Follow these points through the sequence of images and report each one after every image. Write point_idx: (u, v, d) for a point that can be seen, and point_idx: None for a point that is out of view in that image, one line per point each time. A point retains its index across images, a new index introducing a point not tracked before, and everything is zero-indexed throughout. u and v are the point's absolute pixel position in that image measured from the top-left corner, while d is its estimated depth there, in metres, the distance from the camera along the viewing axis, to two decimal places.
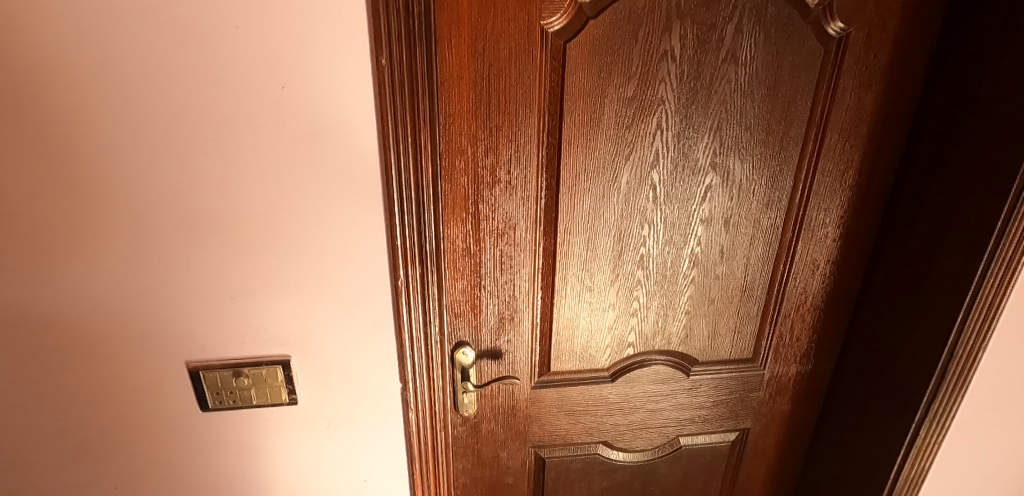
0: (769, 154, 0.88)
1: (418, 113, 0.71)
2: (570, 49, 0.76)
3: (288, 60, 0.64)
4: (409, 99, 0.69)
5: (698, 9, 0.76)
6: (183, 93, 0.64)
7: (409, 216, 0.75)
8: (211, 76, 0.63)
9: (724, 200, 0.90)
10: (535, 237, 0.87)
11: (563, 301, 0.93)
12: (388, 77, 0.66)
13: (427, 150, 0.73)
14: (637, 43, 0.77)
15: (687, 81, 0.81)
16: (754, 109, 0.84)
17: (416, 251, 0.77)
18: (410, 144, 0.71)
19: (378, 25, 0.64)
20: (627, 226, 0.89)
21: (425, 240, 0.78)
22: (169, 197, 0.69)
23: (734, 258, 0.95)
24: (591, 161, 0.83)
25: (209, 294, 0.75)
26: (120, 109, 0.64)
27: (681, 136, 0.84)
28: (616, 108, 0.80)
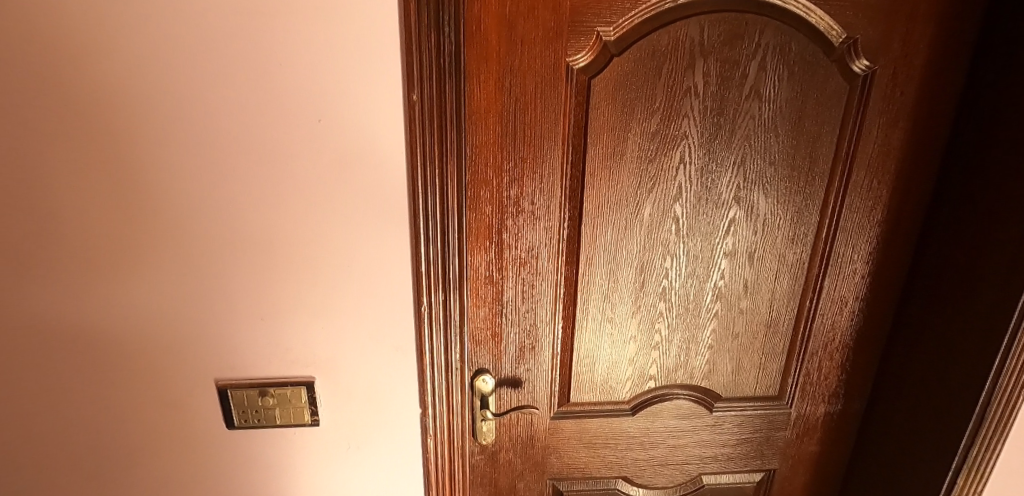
0: (794, 189, 0.88)
1: (446, 145, 0.73)
2: (594, 85, 0.78)
3: (325, 93, 0.67)
4: (438, 131, 0.72)
5: (721, 47, 0.78)
6: (227, 122, 0.68)
7: (433, 244, 0.77)
8: (253, 107, 0.67)
9: (748, 234, 0.89)
10: (557, 266, 0.88)
11: (584, 331, 0.93)
12: (418, 112, 0.69)
13: (454, 180, 0.75)
14: (661, 80, 0.79)
15: (711, 117, 0.82)
16: (779, 145, 0.85)
17: (439, 278, 0.79)
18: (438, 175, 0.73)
19: (410, 62, 0.67)
20: (649, 259, 0.89)
21: (448, 268, 0.79)
22: (209, 220, 0.72)
23: (758, 293, 0.94)
24: (614, 193, 0.84)
25: (240, 315, 0.77)
26: (169, 136, 0.68)
27: (704, 170, 0.85)
28: (639, 142, 0.82)
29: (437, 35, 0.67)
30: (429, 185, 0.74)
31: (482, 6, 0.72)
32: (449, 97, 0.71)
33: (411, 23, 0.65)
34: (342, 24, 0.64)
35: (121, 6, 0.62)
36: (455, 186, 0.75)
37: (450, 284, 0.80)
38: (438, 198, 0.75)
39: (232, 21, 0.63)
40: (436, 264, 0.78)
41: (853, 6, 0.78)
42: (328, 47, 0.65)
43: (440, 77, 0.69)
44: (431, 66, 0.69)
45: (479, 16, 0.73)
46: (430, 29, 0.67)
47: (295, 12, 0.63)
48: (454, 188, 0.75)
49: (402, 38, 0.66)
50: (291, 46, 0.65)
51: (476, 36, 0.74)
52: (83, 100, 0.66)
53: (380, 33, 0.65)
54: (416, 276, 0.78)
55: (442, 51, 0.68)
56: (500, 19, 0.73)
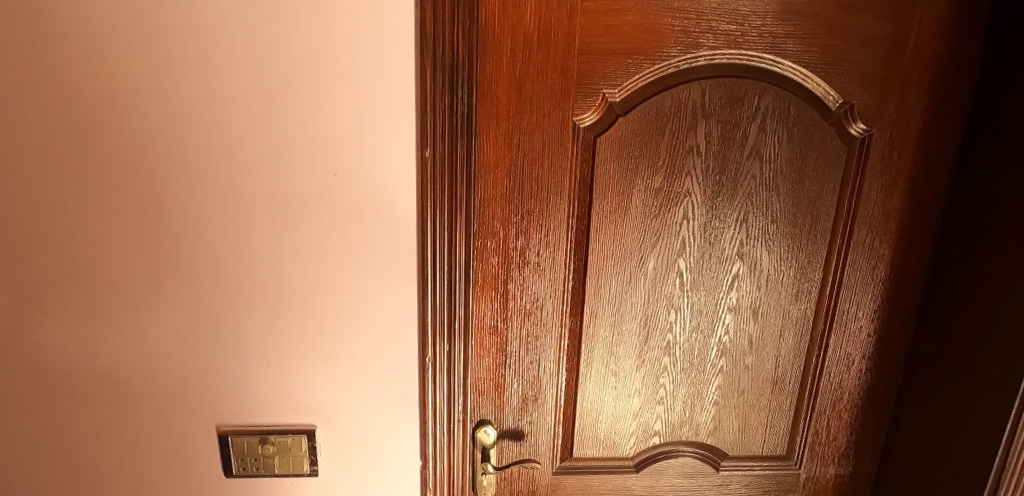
0: (798, 246, 0.89)
1: (455, 198, 0.75)
2: (600, 142, 0.81)
3: (342, 145, 0.70)
4: (448, 186, 0.74)
5: (723, 109, 0.81)
6: (246, 170, 0.70)
7: (440, 293, 0.78)
8: (272, 158, 0.70)
9: (752, 290, 0.90)
10: (561, 318, 0.88)
11: (588, 384, 0.93)
12: (430, 167, 0.72)
13: (462, 231, 0.77)
14: (664, 139, 0.82)
15: (713, 175, 0.84)
16: (781, 203, 0.86)
17: (445, 327, 0.80)
18: (446, 226, 0.76)
19: (425, 120, 0.71)
20: (653, 312, 0.89)
21: (454, 318, 0.80)
22: (222, 265, 0.74)
23: (764, 350, 0.93)
24: (618, 246, 0.86)
25: (246, 360, 0.78)
26: (189, 183, 0.71)
27: (707, 226, 0.86)
28: (643, 197, 0.84)
29: (450, 95, 0.71)
30: (437, 236, 0.75)
31: (494, 68, 0.76)
32: (459, 152, 0.73)
33: (426, 83, 0.69)
34: (360, 82, 0.68)
35: (155, 62, 0.66)
36: (462, 236, 0.77)
37: (454, 334, 0.81)
38: (446, 249, 0.77)
39: (258, 77, 0.67)
40: (441, 313, 0.79)
41: (849, 73, 0.81)
42: (346, 103, 0.68)
43: (451, 134, 0.72)
44: (443, 123, 0.72)
45: (491, 77, 0.76)
46: (443, 89, 0.70)
47: (318, 71, 0.67)
48: (461, 239, 0.77)
49: (417, 97, 0.69)
50: (312, 101, 0.68)
51: (487, 95, 0.77)
52: (111, 148, 0.69)
53: (396, 91, 0.68)
54: (422, 325, 0.78)
55: (454, 110, 0.72)
56: (510, 80, 0.77)
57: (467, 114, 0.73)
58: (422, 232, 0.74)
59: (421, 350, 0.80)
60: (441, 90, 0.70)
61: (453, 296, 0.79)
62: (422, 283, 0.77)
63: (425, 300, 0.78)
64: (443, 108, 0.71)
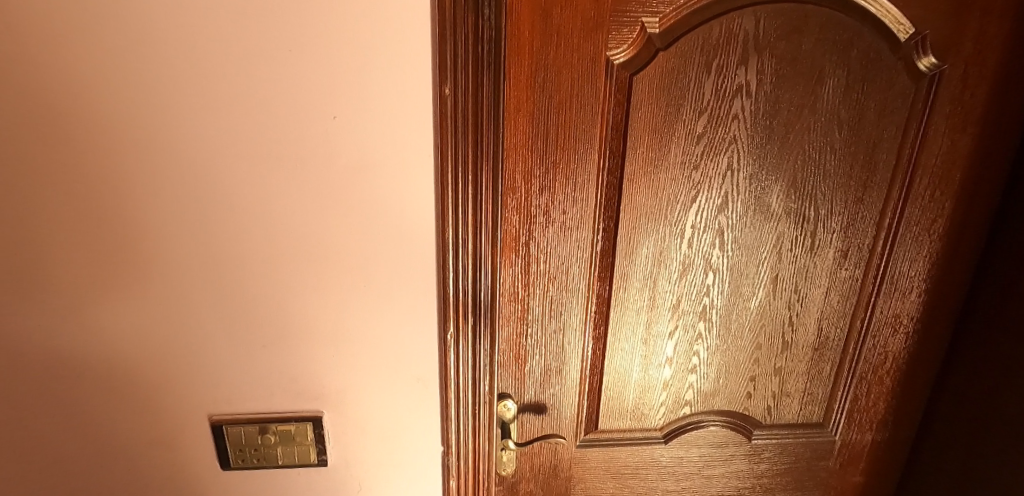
0: (852, 201, 0.80)
1: (480, 147, 0.63)
2: (636, 82, 0.71)
3: (338, 88, 0.59)
4: (472, 133, 0.63)
5: (778, 43, 0.70)
6: (226, 120, 0.59)
7: (464, 264, 0.68)
8: (256, 104, 0.59)
9: (800, 250, 0.81)
10: (589, 282, 0.80)
11: (616, 354, 0.85)
12: (450, 109, 0.60)
13: (489, 191, 0.66)
14: (709, 78, 0.71)
15: (762, 120, 0.74)
16: (836, 152, 0.77)
17: (469, 300, 0.70)
18: (467, 183, 0.65)
19: (444, 50, 0.58)
20: (688, 274, 0.81)
21: (479, 290, 0.70)
22: (204, 233, 0.64)
23: (806, 314, 0.85)
24: (653, 201, 0.77)
25: (239, 340, 0.69)
26: (157, 136, 0.59)
27: (754, 179, 0.77)
28: (683, 146, 0.74)
29: (471, 23, 0.59)
30: (457, 193, 0.65)
31: None
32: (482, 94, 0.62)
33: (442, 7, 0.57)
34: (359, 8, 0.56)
35: None
36: (486, 197, 0.66)
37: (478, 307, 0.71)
38: (462, 209, 0.66)
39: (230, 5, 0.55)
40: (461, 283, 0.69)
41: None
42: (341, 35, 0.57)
43: (473, 71, 0.60)
44: (468, 54, 0.60)
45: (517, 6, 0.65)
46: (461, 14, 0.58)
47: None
48: (481, 197, 0.66)
49: (434, 25, 0.57)
50: (300, 34, 0.56)
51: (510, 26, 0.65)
52: (56, 95, 0.57)
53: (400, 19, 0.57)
54: (439, 296, 0.69)
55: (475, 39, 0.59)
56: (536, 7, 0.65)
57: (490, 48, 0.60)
58: (438, 190, 0.64)
59: (442, 326, 0.71)
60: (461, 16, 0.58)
61: (477, 263, 0.69)
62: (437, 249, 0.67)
63: (443, 270, 0.68)
64: (466, 37, 0.59)
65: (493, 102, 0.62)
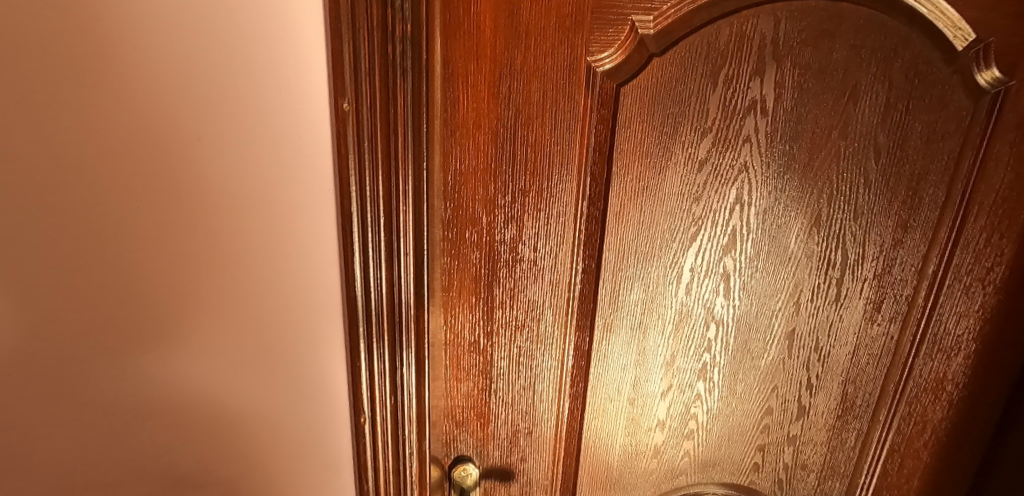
0: (891, 245, 0.65)
1: (393, 181, 0.53)
2: (623, 94, 0.58)
3: (236, 95, 0.47)
4: (383, 159, 0.52)
5: (801, 51, 0.57)
6: (145, 137, 0.47)
7: (377, 315, 0.57)
8: (135, 115, 0.47)
9: (824, 301, 0.67)
10: (565, 332, 0.67)
11: (598, 415, 0.72)
12: (352, 128, 0.49)
13: (408, 227, 0.55)
14: (715, 91, 0.58)
15: (779, 143, 0.60)
16: (873, 185, 0.62)
17: (385, 355, 0.60)
18: (377, 217, 0.53)
19: (339, 50, 0.47)
20: (685, 325, 0.67)
21: (398, 344, 0.60)
22: (66, 278, 0.50)
23: (829, 377, 0.71)
24: (643, 239, 0.63)
25: (133, 401, 0.56)
26: (108, 165, 0.48)
27: (770, 214, 0.63)
28: (681, 173, 0.61)
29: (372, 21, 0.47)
30: (364, 227, 0.53)
31: None
32: (393, 109, 0.50)
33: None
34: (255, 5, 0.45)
35: None
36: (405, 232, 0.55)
37: (396, 358, 0.61)
38: (374, 247, 0.54)
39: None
40: (376, 332, 0.58)
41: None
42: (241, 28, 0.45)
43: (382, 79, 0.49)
44: (376, 60, 0.48)
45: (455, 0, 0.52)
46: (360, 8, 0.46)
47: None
48: (398, 233, 0.55)
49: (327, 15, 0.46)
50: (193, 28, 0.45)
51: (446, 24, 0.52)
52: None
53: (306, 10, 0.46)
54: (350, 347, 0.58)
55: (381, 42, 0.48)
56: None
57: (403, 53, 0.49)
58: (343, 221, 0.53)
59: (353, 379, 0.60)
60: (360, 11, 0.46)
61: (396, 308, 0.58)
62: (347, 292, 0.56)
63: (353, 317, 0.57)
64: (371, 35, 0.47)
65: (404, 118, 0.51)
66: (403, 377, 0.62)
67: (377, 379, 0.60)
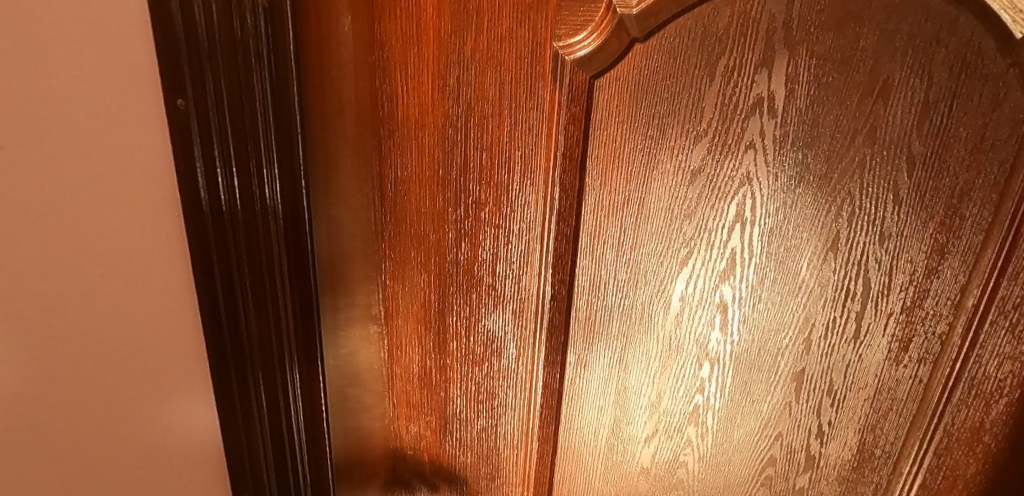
0: (923, 274, 0.52)
1: (255, 216, 0.50)
2: (596, 88, 0.48)
3: (123, 100, 0.43)
4: (241, 194, 0.49)
5: (821, 37, 0.45)
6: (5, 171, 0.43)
7: (250, 355, 0.55)
8: (46, 123, 0.43)
9: (838, 338, 0.56)
10: (533, 364, 0.60)
11: (572, 452, 0.65)
12: (197, 157, 0.46)
13: (278, 266, 0.53)
14: (711, 85, 0.47)
15: (790, 151, 0.49)
16: (903, 202, 0.49)
17: (262, 394, 0.58)
18: (239, 240, 0.51)
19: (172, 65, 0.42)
20: (672, 364, 0.58)
21: (278, 384, 0.58)
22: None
23: (843, 426, 0.60)
24: (622, 262, 0.54)
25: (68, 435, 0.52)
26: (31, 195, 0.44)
27: (777, 235, 0.52)
28: (669, 187, 0.51)
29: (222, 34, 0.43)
30: (222, 257, 0.50)
31: None
32: (253, 129, 0.47)
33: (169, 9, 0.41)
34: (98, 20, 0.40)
35: None
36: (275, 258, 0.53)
37: (281, 385, 0.58)
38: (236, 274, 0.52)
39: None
40: (250, 361, 0.56)
41: None
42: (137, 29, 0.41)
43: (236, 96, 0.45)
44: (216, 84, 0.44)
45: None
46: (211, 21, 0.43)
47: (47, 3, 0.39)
48: (268, 258, 0.53)
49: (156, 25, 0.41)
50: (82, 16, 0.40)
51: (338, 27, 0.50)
52: None
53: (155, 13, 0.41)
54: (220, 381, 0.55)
55: (235, 56, 0.44)
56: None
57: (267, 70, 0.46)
58: (198, 252, 0.50)
59: (228, 422, 0.57)
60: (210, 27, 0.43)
61: (276, 346, 0.57)
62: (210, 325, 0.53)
63: (225, 349, 0.54)
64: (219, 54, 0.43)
65: (265, 139, 0.48)
66: (292, 402, 0.60)
67: (258, 408, 0.58)
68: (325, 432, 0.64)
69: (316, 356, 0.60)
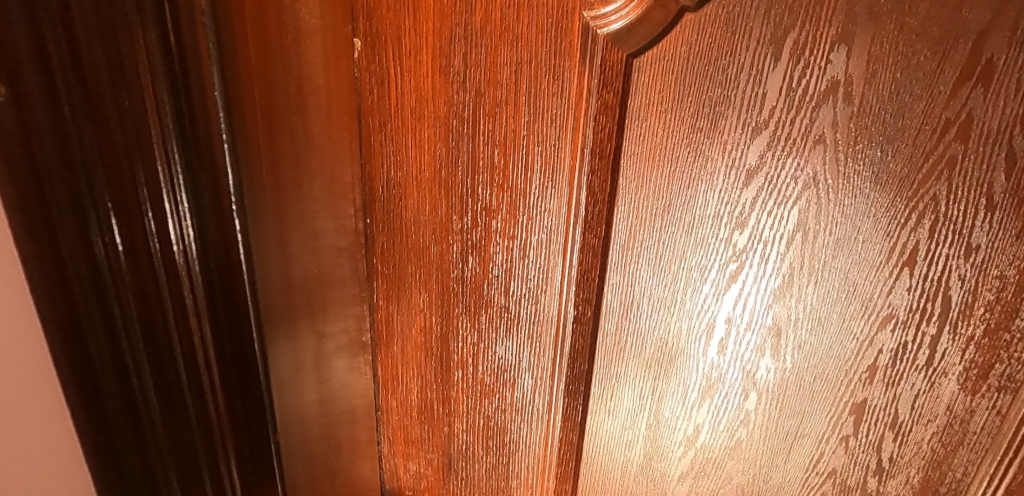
0: (1018, 292, 0.39)
1: (175, 308, 0.52)
2: (635, 70, 0.40)
3: None
4: (157, 296, 0.51)
5: (914, 6, 0.34)
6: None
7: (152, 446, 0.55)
8: None
9: (907, 367, 0.44)
10: (554, 385, 0.55)
11: (597, 476, 0.59)
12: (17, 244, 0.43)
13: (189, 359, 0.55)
14: (778, 69, 0.38)
15: (865, 148, 0.39)
16: (999, 208, 0.37)
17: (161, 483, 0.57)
18: (128, 312, 0.49)
19: None
20: (713, 393, 0.51)
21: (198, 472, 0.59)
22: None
23: (908, 465, 0.49)
24: (656, 280, 0.47)
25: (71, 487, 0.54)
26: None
27: (841, 246, 0.42)
28: (719, 195, 0.43)
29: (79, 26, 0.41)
30: (103, 338, 0.49)
31: None
32: (150, 177, 0.47)
33: None
34: None
35: None
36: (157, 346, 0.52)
37: (201, 445, 0.58)
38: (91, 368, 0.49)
39: None
40: (150, 428, 0.54)
41: None
42: None
43: (112, 158, 0.45)
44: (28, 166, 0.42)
45: (310, 23, 0.51)
46: (87, 75, 0.42)
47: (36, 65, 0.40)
48: (174, 333, 0.53)
49: None
50: None
51: (292, 15, 0.51)
52: None
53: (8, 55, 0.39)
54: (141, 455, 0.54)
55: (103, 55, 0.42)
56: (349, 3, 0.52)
57: (158, 107, 0.46)
58: (56, 327, 0.46)
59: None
60: (76, 83, 0.42)
61: (188, 446, 0.57)
62: (87, 406, 0.50)
63: (110, 423, 0.52)
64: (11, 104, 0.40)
65: (160, 185, 0.48)
66: (214, 461, 0.60)
67: (170, 478, 0.57)
68: (273, 463, 0.66)
69: (252, 409, 0.62)
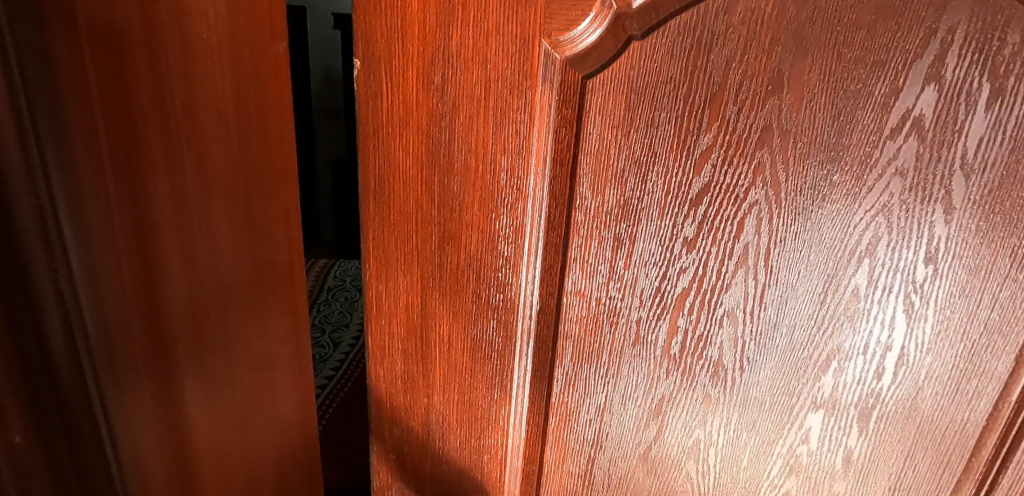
0: (966, 317, 0.45)
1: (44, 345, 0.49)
2: (589, 89, 0.45)
3: None
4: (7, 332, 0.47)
5: (847, 38, 0.39)
6: None
7: None
8: None
9: (873, 383, 0.49)
10: (521, 376, 0.58)
11: (560, 463, 0.62)
12: None
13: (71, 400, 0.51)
14: (715, 91, 0.42)
15: (815, 169, 0.43)
16: (948, 234, 0.43)
17: None
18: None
19: None
20: (664, 385, 0.54)
21: None
22: None
23: (873, 479, 0.53)
24: (610, 277, 0.51)
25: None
26: None
27: (793, 264, 0.47)
28: (662, 198, 0.47)
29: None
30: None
31: None
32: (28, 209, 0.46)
33: None
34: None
35: None
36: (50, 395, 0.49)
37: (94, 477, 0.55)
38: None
39: None
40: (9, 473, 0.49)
41: None
42: None
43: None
44: None
45: (210, 39, 0.51)
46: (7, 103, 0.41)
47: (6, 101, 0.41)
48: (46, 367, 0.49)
49: None
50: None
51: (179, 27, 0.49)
52: None
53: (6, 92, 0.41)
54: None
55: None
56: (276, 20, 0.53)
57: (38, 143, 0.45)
58: None
59: None
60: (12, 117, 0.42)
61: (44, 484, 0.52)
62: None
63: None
64: None
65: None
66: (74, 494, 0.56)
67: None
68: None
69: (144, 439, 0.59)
